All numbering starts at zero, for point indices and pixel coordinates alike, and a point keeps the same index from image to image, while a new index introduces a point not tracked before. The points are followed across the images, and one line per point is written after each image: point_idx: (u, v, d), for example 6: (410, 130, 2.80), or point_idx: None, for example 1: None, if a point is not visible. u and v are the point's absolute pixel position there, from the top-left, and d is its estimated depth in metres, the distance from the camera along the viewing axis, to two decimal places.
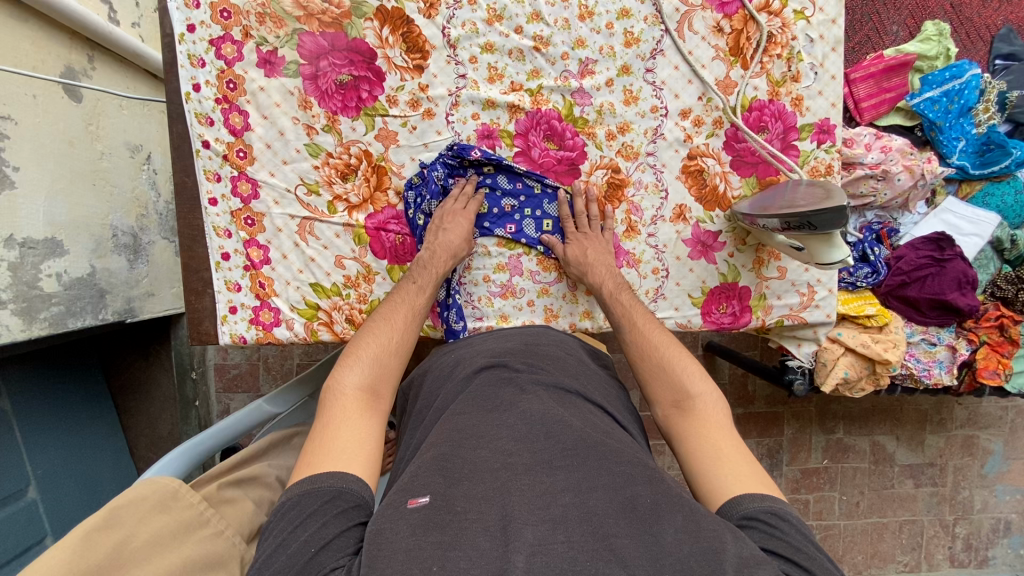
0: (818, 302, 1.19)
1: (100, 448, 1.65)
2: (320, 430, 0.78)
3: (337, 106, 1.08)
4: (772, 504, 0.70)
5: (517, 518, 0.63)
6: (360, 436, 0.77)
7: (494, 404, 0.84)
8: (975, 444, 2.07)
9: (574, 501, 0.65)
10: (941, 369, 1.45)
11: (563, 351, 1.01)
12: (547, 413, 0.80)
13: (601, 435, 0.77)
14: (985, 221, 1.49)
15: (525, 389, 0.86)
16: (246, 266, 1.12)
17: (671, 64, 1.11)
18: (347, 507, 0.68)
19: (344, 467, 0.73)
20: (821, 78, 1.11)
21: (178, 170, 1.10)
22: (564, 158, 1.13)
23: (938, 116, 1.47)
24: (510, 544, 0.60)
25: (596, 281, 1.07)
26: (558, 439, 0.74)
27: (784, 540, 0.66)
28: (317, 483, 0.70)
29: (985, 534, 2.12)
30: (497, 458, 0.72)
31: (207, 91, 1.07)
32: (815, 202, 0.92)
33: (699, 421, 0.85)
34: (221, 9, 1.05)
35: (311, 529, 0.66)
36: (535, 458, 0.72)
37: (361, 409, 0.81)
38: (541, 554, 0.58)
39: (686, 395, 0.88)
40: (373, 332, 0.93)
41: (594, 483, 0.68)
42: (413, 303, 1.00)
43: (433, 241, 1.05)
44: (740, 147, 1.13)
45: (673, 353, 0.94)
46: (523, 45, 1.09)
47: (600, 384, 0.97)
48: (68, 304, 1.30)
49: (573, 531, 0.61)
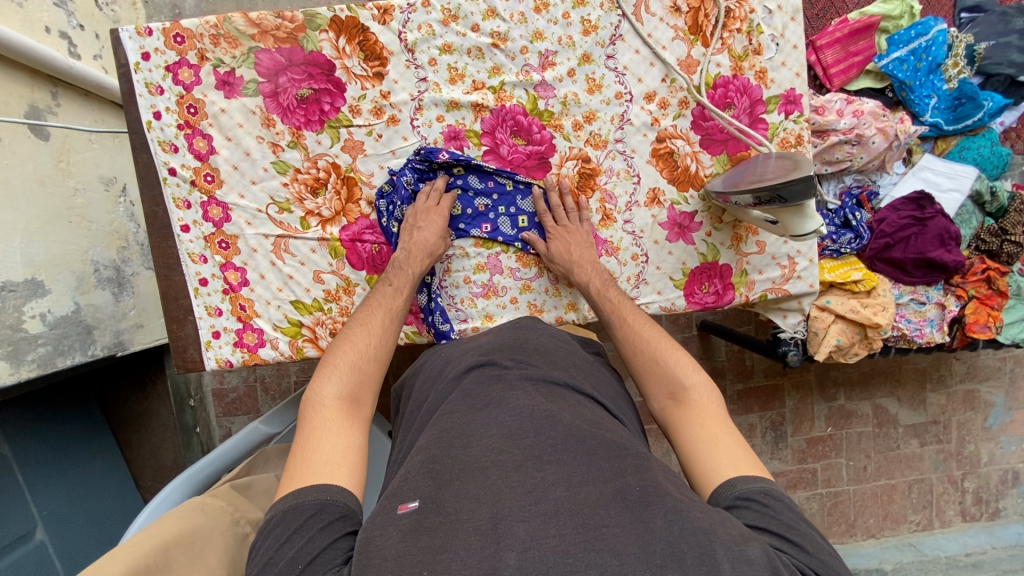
0: (800, 273, 1.18)
1: (113, 479, 1.66)
2: (301, 443, 0.79)
3: (300, 121, 1.08)
4: (764, 485, 0.72)
5: (507, 516, 0.63)
6: (342, 446, 0.79)
7: (484, 402, 0.84)
8: (977, 397, 2.08)
9: (565, 494, 0.66)
10: (932, 328, 1.48)
11: (551, 342, 1.01)
12: (536, 408, 0.80)
13: (591, 427, 0.78)
14: (964, 175, 1.49)
15: (514, 385, 0.86)
16: (224, 290, 1.11)
17: (631, 48, 1.10)
18: (333, 520, 0.69)
19: (329, 479, 0.74)
20: (783, 49, 1.11)
21: (146, 201, 1.09)
22: (533, 153, 1.12)
23: (907, 75, 1.46)
24: (501, 543, 0.60)
25: (583, 278, 1.07)
26: (547, 435, 0.75)
27: (776, 518, 0.68)
28: (302, 497, 0.71)
29: (994, 486, 2.13)
30: (487, 457, 0.73)
31: (168, 117, 1.06)
32: (783, 174, 0.93)
33: (695, 411, 0.86)
34: (173, 34, 1.04)
35: (297, 545, 0.67)
36: (525, 454, 0.72)
37: (342, 418, 0.82)
38: (533, 549, 0.59)
39: (681, 387, 0.89)
40: (350, 340, 0.94)
41: (584, 477, 0.68)
42: (391, 305, 1.00)
43: (409, 241, 1.05)
44: (708, 126, 1.13)
45: (666, 346, 0.96)
46: (480, 43, 1.08)
47: (589, 373, 0.98)
48: (55, 343, 1.31)
49: (564, 524, 0.62)
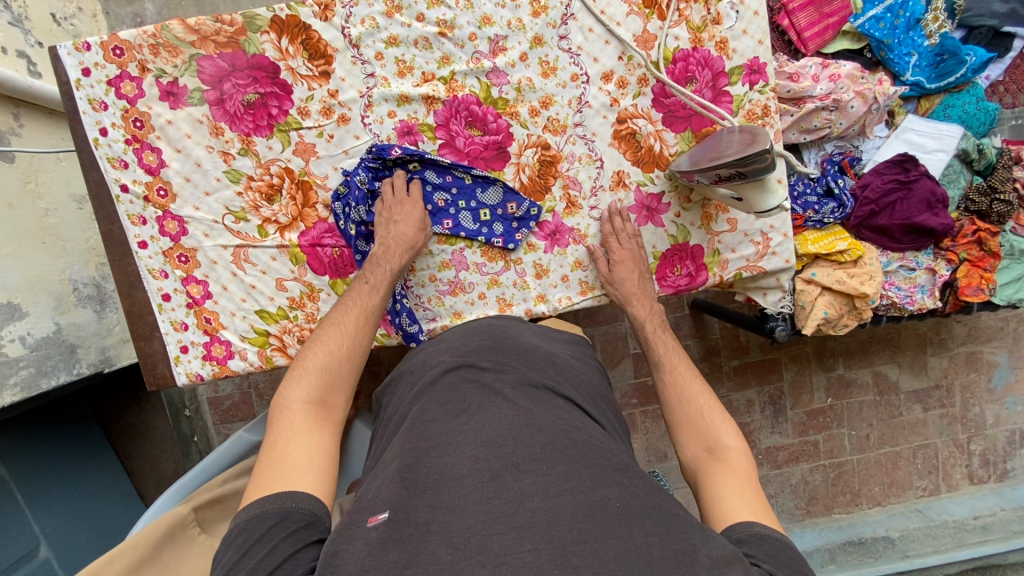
0: (774, 249, 1.14)
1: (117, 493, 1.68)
2: (269, 448, 0.79)
3: (249, 128, 1.05)
4: (782, 539, 0.74)
5: (481, 529, 0.60)
6: (310, 451, 0.78)
7: (461, 408, 0.81)
8: (980, 358, 2.04)
9: (542, 506, 0.63)
10: (923, 294, 1.45)
11: (531, 342, 0.99)
12: (514, 411, 0.77)
13: (570, 430, 0.76)
14: (948, 134, 1.44)
15: (493, 387, 0.84)
16: (188, 304, 1.10)
17: (584, 27, 1.06)
18: (297, 528, 0.68)
19: (294, 486, 0.73)
20: (743, 16, 1.07)
21: (103, 219, 1.07)
22: (491, 143, 1.08)
23: (885, 33, 1.40)
24: (473, 558, 0.57)
25: (639, 319, 1.09)
26: (527, 442, 0.71)
27: (782, 559, 0.70)
28: (265, 506, 0.70)
29: (1001, 447, 2.10)
30: (464, 465, 0.69)
31: (115, 133, 1.04)
32: (741, 149, 0.90)
33: (730, 469, 0.87)
34: (111, 47, 1.01)
35: (258, 556, 0.65)
36: (502, 462, 0.69)
37: (311, 422, 0.82)
38: (507, 565, 0.56)
39: (721, 445, 0.91)
40: (322, 340, 0.92)
41: (564, 486, 0.65)
42: (366, 304, 0.98)
43: (386, 235, 1.02)
44: (670, 102, 1.09)
45: (711, 405, 0.97)
46: (427, 33, 1.04)
47: (569, 370, 0.96)
48: (38, 365, 1.32)
49: (539, 538, 0.59)
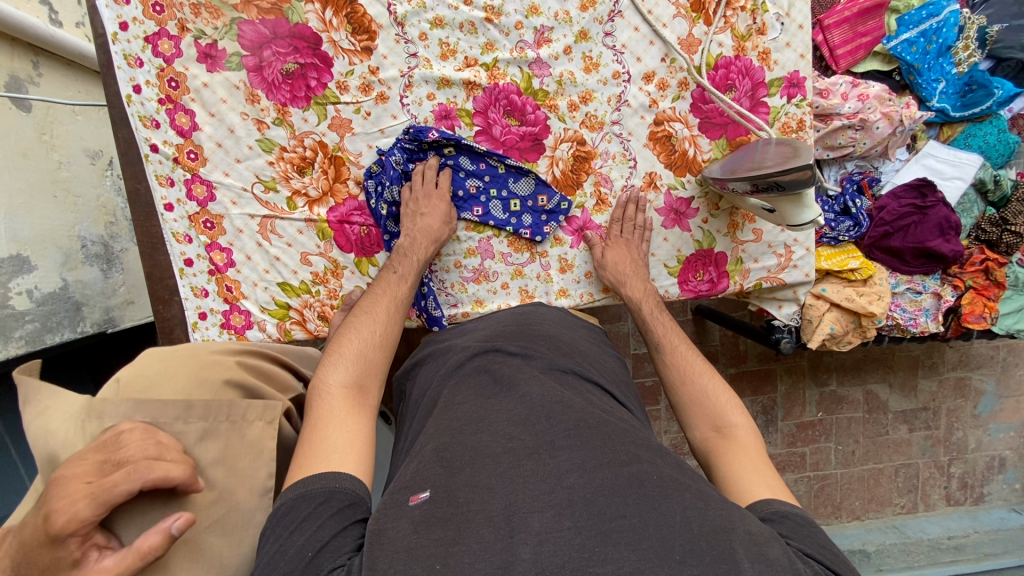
0: (796, 262, 1.16)
1: None
2: (308, 431, 0.78)
3: (286, 98, 1.04)
4: (799, 511, 0.74)
5: (521, 507, 0.61)
6: (349, 434, 0.77)
7: (493, 389, 0.82)
8: (968, 384, 2.09)
9: (579, 482, 0.64)
10: (927, 318, 1.46)
11: (557, 331, 0.99)
12: (547, 395, 0.78)
13: (602, 414, 0.77)
14: (968, 163, 1.46)
15: (522, 371, 0.85)
16: (210, 271, 1.09)
17: (630, 25, 1.06)
18: (342, 507, 0.68)
19: (337, 467, 0.73)
20: (788, 29, 1.07)
21: (129, 177, 1.06)
22: (527, 134, 1.08)
23: (915, 58, 1.40)
24: (516, 536, 0.58)
25: (634, 297, 1.08)
26: (559, 424, 0.73)
27: (810, 536, 0.70)
28: (309, 486, 0.70)
29: (980, 472, 2.16)
30: (499, 444, 0.71)
31: (149, 91, 1.02)
32: (781, 161, 0.91)
33: (739, 446, 0.87)
34: (152, 3, 0.99)
35: (307, 533, 0.65)
36: (537, 442, 0.71)
37: (348, 406, 0.81)
38: (548, 542, 0.57)
39: (728, 423, 0.91)
40: (355, 327, 0.92)
41: (598, 464, 0.66)
42: (396, 293, 0.98)
43: (411, 227, 1.03)
44: (708, 108, 1.09)
45: (714, 384, 0.97)
46: (473, 17, 1.04)
47: (595, 359, 0.97)
48: (44, 320, 1.30)
49: (579, 516, 0.60)
